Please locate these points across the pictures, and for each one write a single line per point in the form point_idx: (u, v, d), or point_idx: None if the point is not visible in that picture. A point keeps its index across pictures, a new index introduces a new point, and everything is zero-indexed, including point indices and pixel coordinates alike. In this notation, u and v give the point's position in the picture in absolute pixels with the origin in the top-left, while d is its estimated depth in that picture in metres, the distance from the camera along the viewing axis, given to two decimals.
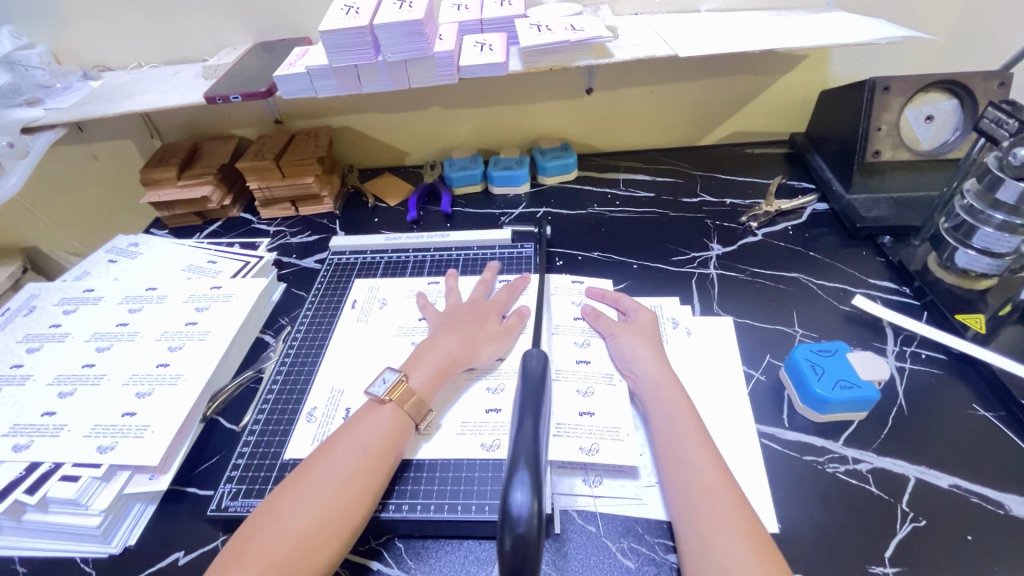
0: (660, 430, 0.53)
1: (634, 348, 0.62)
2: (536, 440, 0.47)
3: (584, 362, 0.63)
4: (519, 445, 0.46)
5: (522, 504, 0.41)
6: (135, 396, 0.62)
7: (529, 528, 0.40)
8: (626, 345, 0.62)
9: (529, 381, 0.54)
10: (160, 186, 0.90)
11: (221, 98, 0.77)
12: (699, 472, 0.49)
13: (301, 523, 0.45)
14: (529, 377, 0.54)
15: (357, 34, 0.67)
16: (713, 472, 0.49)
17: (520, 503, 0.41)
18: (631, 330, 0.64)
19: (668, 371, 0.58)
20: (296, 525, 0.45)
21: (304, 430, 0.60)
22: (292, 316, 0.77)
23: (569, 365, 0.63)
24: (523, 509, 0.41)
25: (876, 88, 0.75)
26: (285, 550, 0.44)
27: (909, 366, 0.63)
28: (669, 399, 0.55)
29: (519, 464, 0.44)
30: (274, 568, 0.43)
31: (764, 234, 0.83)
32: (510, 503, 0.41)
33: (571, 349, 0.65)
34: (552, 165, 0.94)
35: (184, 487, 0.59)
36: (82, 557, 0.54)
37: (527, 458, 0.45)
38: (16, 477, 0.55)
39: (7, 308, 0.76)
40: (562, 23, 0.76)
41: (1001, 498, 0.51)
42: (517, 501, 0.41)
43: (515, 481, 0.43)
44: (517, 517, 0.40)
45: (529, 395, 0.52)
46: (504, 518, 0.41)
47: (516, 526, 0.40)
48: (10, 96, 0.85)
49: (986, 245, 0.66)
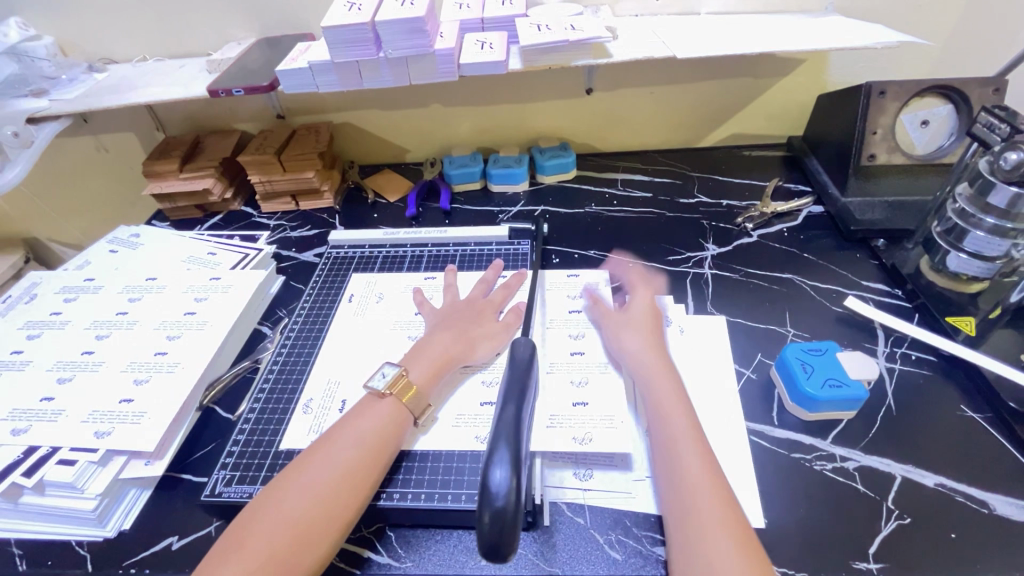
0: (655, 423, 0.54)
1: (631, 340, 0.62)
2: (517, 426, 0.47)
3: (578, 354, 0.64)
4: (502, 428, 0.46)
5: (500, 483, 0.42)
6: (133, 383, 0.63)
7: (507, 503, 0.41)
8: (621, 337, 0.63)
9: (515, 367, 0.55)
10: (162, 178, 0.92)
11: (224, 92, 0.78)
12: (688, 466, 0.49)
13: (301, 515, 0.46)
14: (517, 362, 0.55)
15: (358, 30, 0.68)
16: (700, 466, 0.49)
17: (499, 481, 0.42)
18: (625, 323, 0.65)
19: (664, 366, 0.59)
20: (297, 516, 0.46)
21: (300, 420, 0.61)
22: (289, 308, 0.78)
23: (563, 357, 0.64)
24: (501, 487, 0.41)
25: (872, 92, 0.76)
26: (286, 542, 0.45)
27: (899, 366, 0.63)
28: (665, 397, 0.55)
29: (498, 442, 0.45)
30: (275, 560, 0.44)
31: (759, 235, 0.83)
32: (487, 480, 0.42)
33: (565, 341, 0.66)
34: (551, 164, 0.95)
35: (179, 474, 0.59)
36: (77, 540, 0.54)
37: (508, 439, 0.45)
38: (14, 460, 0.56)
39: (9, 295, 0.77)
40: (563, 22, 0.77)
41: (987, 498, 0.51)
42: (496, 478, 0.42)
43: (494, 458, 0.43)
44: (494, 495, 0.41)
45: (514, 383, 0.52)
46: (482, 496, 0.42)
47: (494, 502, 0.41)
48: (16, 86, 0.86)
49: (977, 248, 0.67)
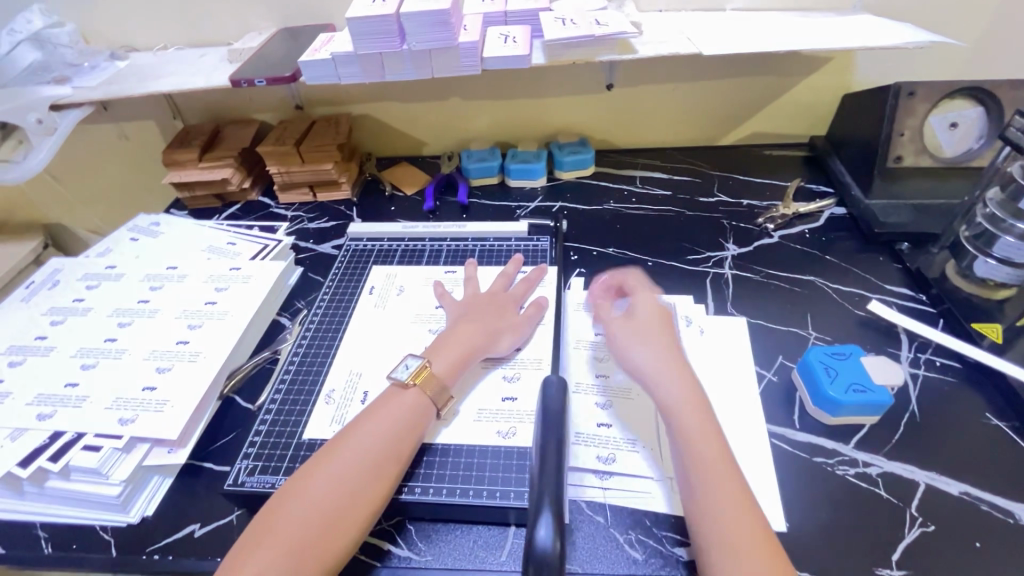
0: (681, 448, 0.50)
1: (643, 361, 0.57)
2: (557, 482, 0.38)
3: (604, 377, 0.63)
4: (538, 474, 0.39)
5: (546, 539, 0.33)
6: (155, 371, 0.64)
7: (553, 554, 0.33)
8: (636, 352, 0.58)
9: (548, 420, 0.44)
10: (181, 167, 0.92)
11: (245, 82, 0.78)
12: (723, 513, 0.45)
13: (331, 503, 0.47)
14: (549, 415, 0.44)
15: (383, 22, 0.68)
16: (716, 463, 0.48)
17: (543, 539, 0.33)
18: (628, 339, 0.59)
19: (691, 397, 0.53)
20: (326, 504, 0.47)
21: (322, 410, 0.61)
22: (308, 299, 0.78)
23: (588, 379, 0.63)
24: (546, 549, 0.33)
25: (901, 92, 0.75)
26: (317, 530, 0.45)
27: (923, 372, 0.63)
28: (694, 436, 0.50)
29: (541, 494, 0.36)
30: (305, 548, 0.44)
31: (780, 235, 0.82)
32: (530, 540, 0.34)
33: (590, 363, 0.64)
34: (570, 160, 0.95)
35: (201, 462, 0.60)
36: (101, 525, 0.55)
37: (551, 490, 0.37)
38: (40, 444, 0.56)
39: (32, 281, 0.77)
40: (587, 17, 0.76)
41: (1011, 507, 0.51)
42: (540, 534, 0.34)
43: (534, 512, 0.35)
44: (539, 560, 0.33)
45: (550, 435, 0.42)
46: (525, 561, 0.33)
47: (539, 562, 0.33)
48: (39, 73, 0.87)
49: (1007, 254, 0.66)
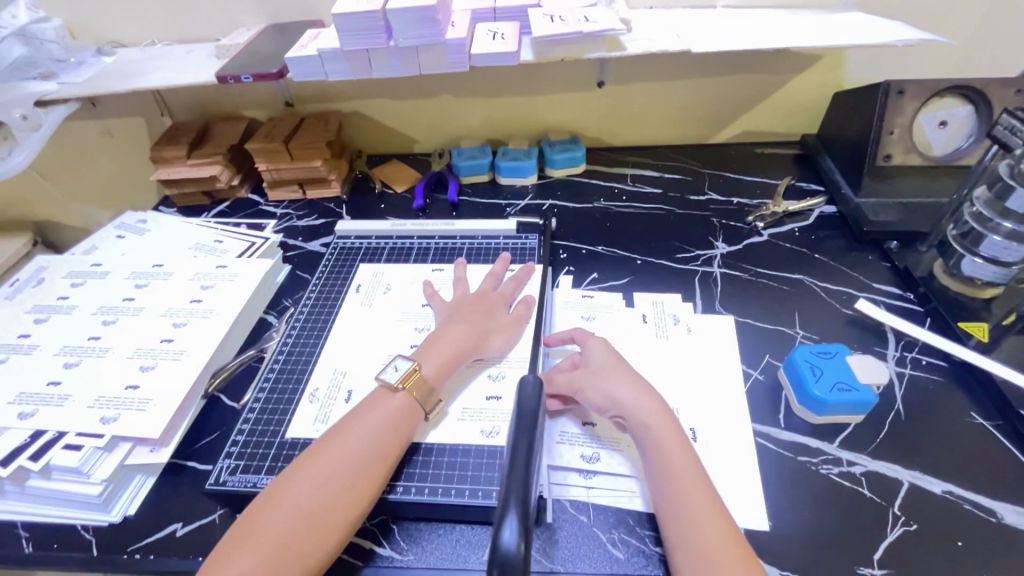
0: (654, 463, 0.50)
1: (616, 388, 0.55)
2: (526, 483, 0.37)
3: None
4: (506, 476, 0.38)
5: (510, 541, 0.33)
6: (139, 369, 0.63)
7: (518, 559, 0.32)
8: (606, 388, 0.55)
9: (521, 420, 0.43)
10: (169, 164, 0.91)
11: (232, 78, 0.77)
12: (700, 523, 0.45)
13: (315, 504, 0.46)
14: (522, 413, 0.44)
15: (370, 18, 0.67)
16: (691, 475, 0.48)
17: (508, 541, 0.32)
18: (595, 373, 0.57)
19: (660, 410, 0.53)
20: (311, 505, 0.46)
21: (307, 409, 0.61)
22: (295, 297, 0.78)
23: None
24: (510, 552, 0.32)
25: (890, 91, 0.75)
26: (300, 533, 0.45)
27: (909, 371, 0.62)
28: (668, 448, 0.50)
29: (508, 497, 0.36)
30: (288, 550, 0.44)
31: (770, 234, 0.82)
32: (495, 541, 0.33)
33: None
34: (561, 158, 0.94)
35: (184, 461, 0.60)
36: (83, 524, 0.55)
37: (518, 494, 0.36)
38: (21, 443, 0.56)
39: (17, 279, 0.77)
40: (576, 14, 0.76)
41: (994, 506, 0.51)
42: (505, 538, 0.33)
43: (499, 515, 0.34)
44: (502, 562, 0.32)
45: (521, 432, 0.42)
46: (489, 561, 0.32)
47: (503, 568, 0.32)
48: (24, 68, 0.86)
49: (993, 253, 0.66)
